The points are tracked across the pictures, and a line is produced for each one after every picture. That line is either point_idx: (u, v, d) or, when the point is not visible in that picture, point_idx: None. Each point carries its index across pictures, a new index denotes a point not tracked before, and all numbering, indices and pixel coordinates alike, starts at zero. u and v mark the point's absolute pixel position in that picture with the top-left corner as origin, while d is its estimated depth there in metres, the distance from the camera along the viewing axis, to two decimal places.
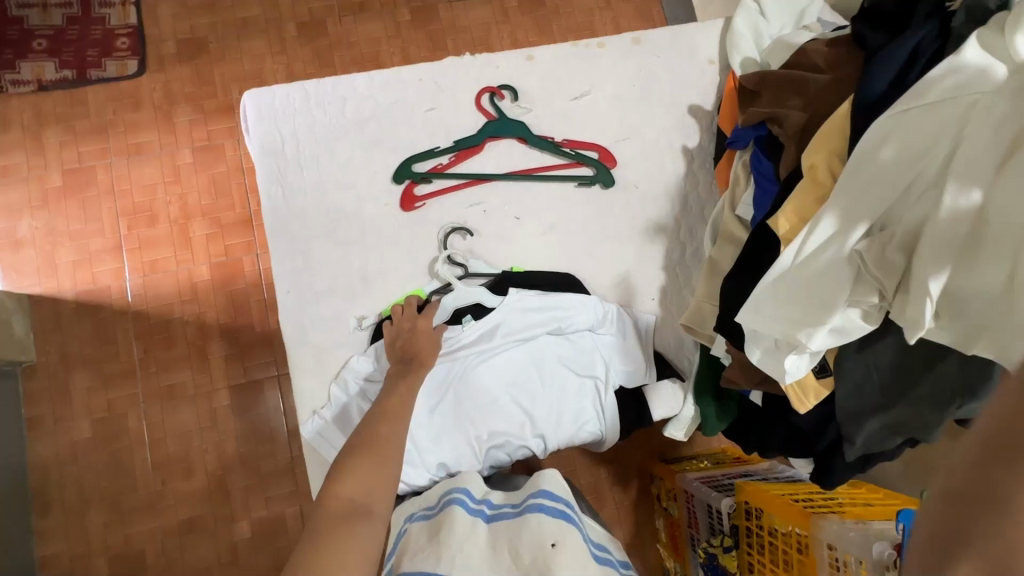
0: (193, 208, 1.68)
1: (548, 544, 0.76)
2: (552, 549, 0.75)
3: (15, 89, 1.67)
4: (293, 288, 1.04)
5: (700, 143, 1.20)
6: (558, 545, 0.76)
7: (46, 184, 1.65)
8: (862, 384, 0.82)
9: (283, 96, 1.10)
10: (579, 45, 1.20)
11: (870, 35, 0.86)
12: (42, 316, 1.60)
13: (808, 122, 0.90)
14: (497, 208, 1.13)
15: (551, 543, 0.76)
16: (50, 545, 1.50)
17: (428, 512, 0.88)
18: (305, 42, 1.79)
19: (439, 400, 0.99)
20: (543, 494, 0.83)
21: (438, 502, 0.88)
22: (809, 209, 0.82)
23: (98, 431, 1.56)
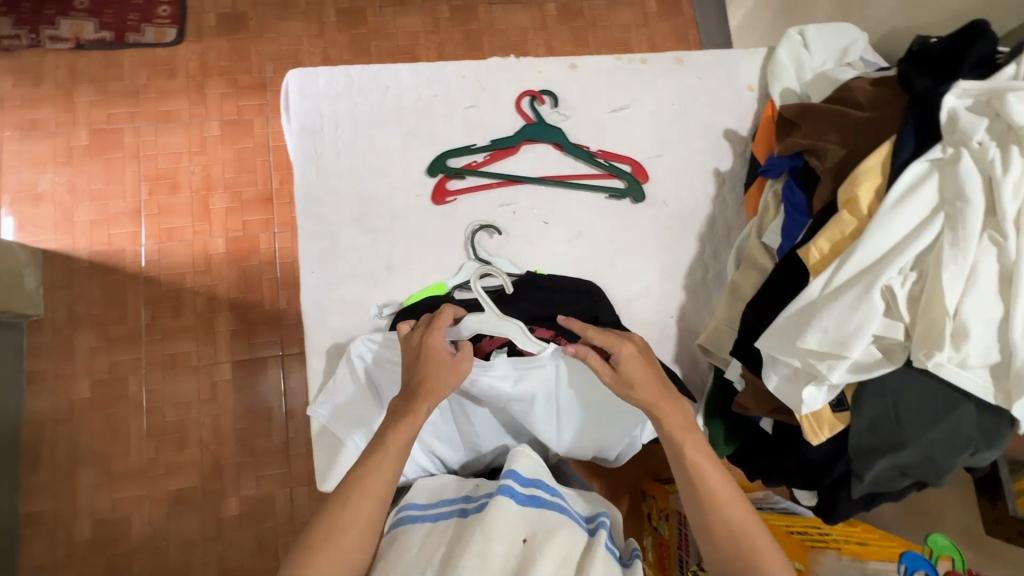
0: (215, 181, 1.68)
1: (522, 540, 0.75)
2: (526, 545, 0.74)
3: (52, 45, 1.67)
4: (319, 269, 1.05)
5: (732, 168, 1.21)
6: (530, 540, 0.75)
7: (72, 141, 1.66)
8: (878, 421, 0.81)
9: (327, 78, 1.11)
10: (622, 58, 1.21)
11: (917, 78, 0.84)
12: (54, 272, 1.60)
13: (845, 159, 0.89)
14: (527, 210, 1.13)
15: (524, 538, 0.75)
16: (36, 501, 1.49)
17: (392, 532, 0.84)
18: (343, 28, 1.80)
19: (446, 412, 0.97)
20: (510, 479, 0.81)
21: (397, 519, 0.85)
22: (843, 242, 0.80)
23: (97, 392, 1.56)
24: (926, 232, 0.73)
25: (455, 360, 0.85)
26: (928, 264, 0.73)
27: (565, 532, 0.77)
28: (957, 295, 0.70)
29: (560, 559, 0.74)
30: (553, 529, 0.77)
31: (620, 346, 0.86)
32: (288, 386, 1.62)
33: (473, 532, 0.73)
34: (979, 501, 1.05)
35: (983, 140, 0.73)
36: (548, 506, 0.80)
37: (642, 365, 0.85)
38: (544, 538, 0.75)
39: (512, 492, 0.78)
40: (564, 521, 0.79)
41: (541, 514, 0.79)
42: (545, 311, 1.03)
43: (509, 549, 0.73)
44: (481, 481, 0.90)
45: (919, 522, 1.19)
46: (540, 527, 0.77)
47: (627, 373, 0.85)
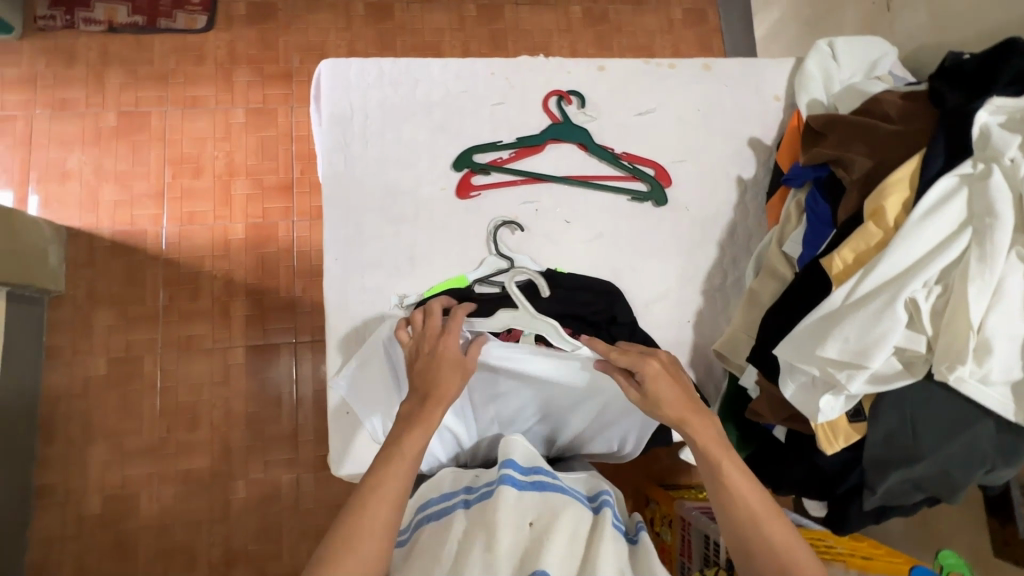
0: (238, 167, 1.71)
1: (529, 523, 0.76)
2: (532, 528, 0.76)
3: (85, 27, 1.71)
4: (342, 257, 1.06)
5: (755, 175, 1.21)
6: (536, 524, 0.76)
7: (101, 122, 1.69)
8: (895, 433, 0.81)
9: (358, 69, 1.12)
10: (650, 62, 1.22)
11: (949, 93, 0.84)
12: (77, 250, 1.63)
13: (872, 171, 0.89)
14: (549, 208, 1.14)
15: (531, 521, 0.77)
16: (50, 474, 1.52)
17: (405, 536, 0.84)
18: (370, 22, 1.82)
19: (462, 402, 0.97)
20: (510, 465, 0.82)
21: (410, 520, 0.86)
22: (867, 253, 0.81)
23: (113, 370, 1.59)
24: (953, 246, 0.73)
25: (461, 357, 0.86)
26: (954, 278, 0.73)
27: (571, 510, 0.78)
28: (981, 311, 0.70)
29: (568, 538, 0.75)
30: (559, 508, 0.78)
31: (646, 364, 0.82)
32: (299, 373, 1.64)
33: (480, 526, 0.75)
34: (988, 521, 1.04)
35: (1015, 156, 0.73)
36: (550, 489, 0.81)
37: (667, 383, 0.82)
38: (550, 521, 0.76)
39: (513, 480, 0.79)
40: (569, 501, 0.80)
41: (545, 497, 0.80)
42: (566, 309, 1.03)
43: (517, 536, 0.74)
44: (479, 471, 0.89)
45: (927, 539, 1.18)
46: (545, 510, 0.78)
47: (653, 391, 0.82)
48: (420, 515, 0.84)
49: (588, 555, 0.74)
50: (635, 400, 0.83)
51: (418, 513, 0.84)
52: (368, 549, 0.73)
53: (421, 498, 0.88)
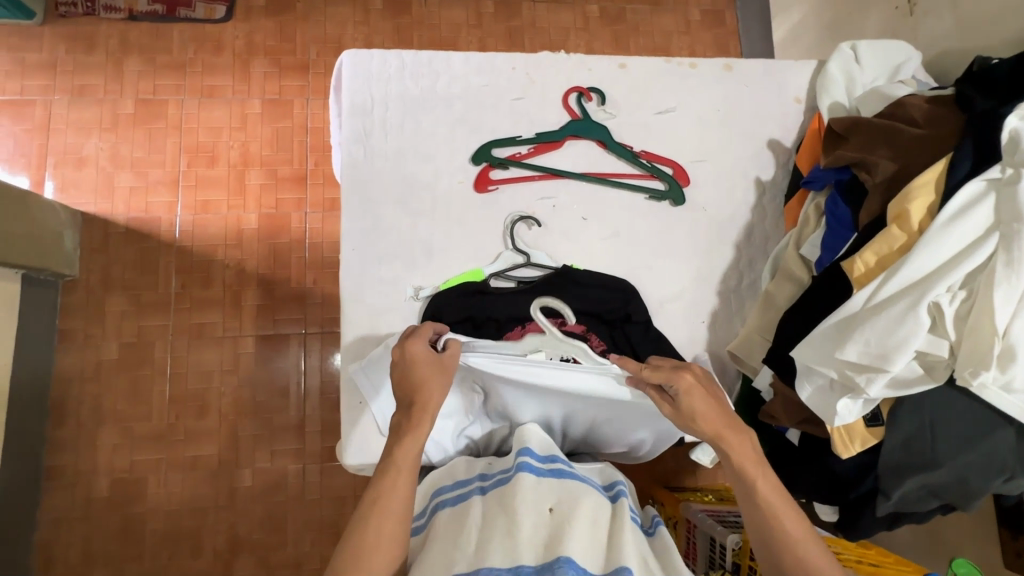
0: (253, 157, 1.72)
1: (548, 510, 0.76)
2: (553, 514, 0.75)
3: (106, 14, 1.72)
4: (359, 247, 1.06)
5: (774, 177, 1.20)
6: (556, 509, 0.76)
7: (119, 109, 1.70)
8: (912, 440, 0.81)
9: (379, 60, 1.13)
10: (671, 61, 1.21)
11: (977, 98, 0.84)
12: (91, 235, 1.64)
13: (896, 175, 0.88)
14: (567, 205, 1.14)
15: (551, 507, 0.76)
16: (59, 456, 1.53)
17: (420, 522, 0.84)
18: (388, 16, 1.82)
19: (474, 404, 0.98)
20: (528, 453, 0.82)
21: (425, 506, 0.86)
22: (890, 256, 0.80)
23: (125, 355, 1.60)
24: (979, 251, 0.72)
25: (439, 360, 0.84)
26: (979, 283, 0.72)
27: (591, 498, 0.78)
28: (1007, 317, 0.69)
29: (589, 523, 0.74)
30: (578, 494, 0.78)
31: (680, 377, 0.80)
32: (308, 364, 1.65)
33: (501, 510, 0.74)
34: (1000, 531, 1.04)
35: None
36: (568, 475, 0.81)
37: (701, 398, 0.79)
38: (570, 506, 0.76)
39: (532, 467, 0.80)
40: (587, 488, 0.80)
41: (564, 483, 0.80)
42: (579, 305, 1.05)
43: (537, 521, 0.74)
44: (493, 459, 0.90)
45: (937, 549, 1.17)
46: (564, 496, 0.78)
47: (687, 405, 0.80)
48: (435, 502, 0.83)
49: (610, 543, 0.73)
50: (669, 414, 0.82)
51: (434, 498, 0.84)
52: (382, 538, 0.73)
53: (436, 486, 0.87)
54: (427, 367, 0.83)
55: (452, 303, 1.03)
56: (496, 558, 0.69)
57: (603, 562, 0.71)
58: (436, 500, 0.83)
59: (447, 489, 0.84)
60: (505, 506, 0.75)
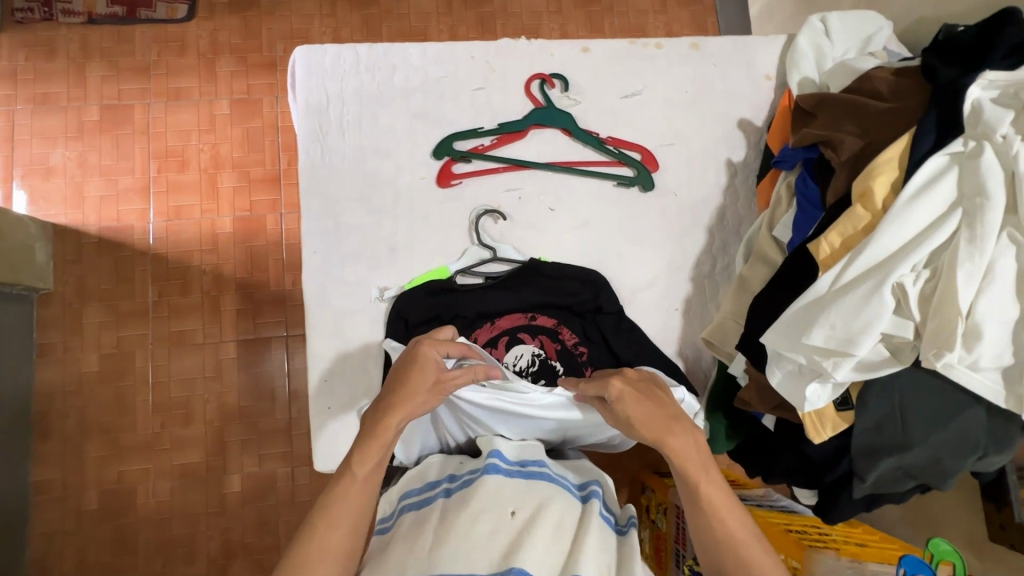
0: (224, 159, 1.68)
1: (510, 513, 0.74)
2: (513, 518, 0.74)
3: (64, 19, 1.66)
4: (321, 250, 1.04)
5: (745, 158, 1.18)
6: (518, 514, 0.74)
7: (84, 116, 1.66)
8: (883, 422, 0.79)
9: (334, 55, 1.09)
10: (636, 42, 1.18)
11: (941, 67, 0.81)
12: (64, 245, 1.61)
13: (861, 152, 0.86)
14: (533, 196, 1.12)
15: (513, 510, 0.75)
16: (44, 470, 1.52)
17: (385, 524, 0.82)
18: (355, 8, 1.77)
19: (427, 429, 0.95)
20: (497, 455, 0.81)
21: (392, 508, 0.84)
22: (855, 237, 0.78)
23: (105, 366, 1.58)
24: (941, 228, 0.70)
25: (441, 378, 0.81)
26: (942, 261, 0.70)
27: (557, 502, 0.77)
28: (970, 295, 0.67)
29: (552, 526, 0.74)
30: (543, 500, 0.77)
31: (611, 386, 0.81)
32: (292, 366, 1.63)
33: (463, 513, 0.74)
34: (984, 506, 1.02)
35: (1007, 133, 0.69)
36: (538, 477, 0.80)
37: (638, 401, 0.80)
38: (534, 509, 0.75)
39: (501, 469, 0.79)
40: (554, 491, 0.78)
41: (532, 484, 0.79)
42: (548, 297, 1.04)
43: (498, 525, 0.73)
44: (464, 458, 0.89)
45: (923, 525, 1.17)
46: (530, 499, 0.77)
47: (622, 411, 0.81)
48: (403, 503, 0.82)
49: (572, 549, 0.72)
50: (609, 421, 0.83)
51: (402, 499, 0.83)
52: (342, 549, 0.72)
53: (405, 485, 0.86)
54: (426, 380, 0.80)
55: (417, 304, 1.01)
56: (452, 565, 0.68)
57: (562, 566, 0.71)
58: (404, 501, 0.82)
59: (415, 490, 0.83)
60: (467, 510, 0.74)
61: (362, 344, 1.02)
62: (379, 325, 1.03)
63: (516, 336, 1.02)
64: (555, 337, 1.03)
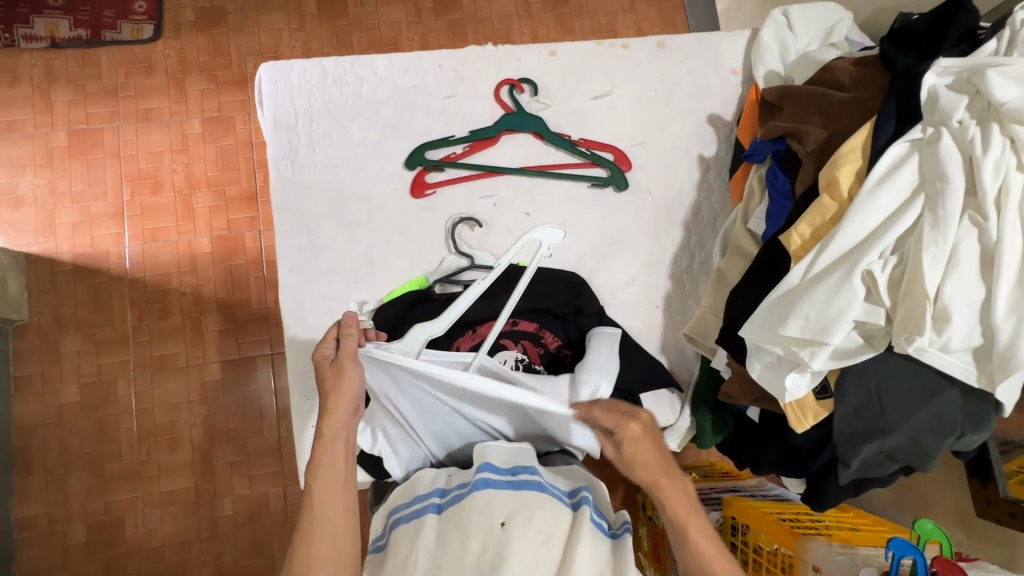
0: (198, 179, 1.66)
1: (500, 524, 0.74)
2: (503, 528, 0.73)
3: (26, 44, 1.63)
4: (297, 267, 1.03)
5: (717, 153, 1.19)
6: (508, 523, 0.74)
7: (52, 142, 1.63)
8: (862, 408, 0.80)
9: (300, 70, 1.09)
10: (603, 44, 1.19)
11: (898, 56, 0.82)
12: (38, 275, 1.58)
13: (826, 142, 0.87)
14: (508, 201, 1.12)
15: (503, 520, 0.74)
16: (28, 506, 1.49)
17: (378, 542, 0.82)
18: (324, 20, 1.76)
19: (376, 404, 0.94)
20: (488, 468, 0.81)
21: (384, 526, 0.83)
22: (824, 227, 0.79)
23: (86, 396, 1.54)
24: (906, 214, 0.71)
25: (336, 362, 0.85)
26: (909, 247, 0.71)
27: (547, 513, 0.76)
28: (937, 277, 0.68)
29: (542, 536, 0.74)
30: (535, 510, 0.76)
31: (626, 426, 0.83)
32: (279, 384, 1.61)
33: (454, 530, 0.74)
34: (970, 482, 1.03)
35: (963, 118, 0.70)
36: (529, 486, 0.79)
37: (649, 445, 0.83)
38: (524, 520, 0.74)
39: (490, 481, 0.79)
40: (546, 501, 0.78)
41: (521, 494, 0.78)
42: (529, 302, 1.04)
43: (488, 539, 0.72)
44: (453, 470, 0.88)
45: (913, 505, 1.18)
46: (521, 508, 0.76)
47: (629, 453, 0.83)
48: (393, 518, 0.82)
49: (564, 556, 0.73)
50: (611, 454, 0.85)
51: (392, 516, 0.82)
52: None
53: (396, 501, 0.85)
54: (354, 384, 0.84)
55: (396, 316, 1.00)
56: None
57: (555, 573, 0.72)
58: (394, 516, 0.82)
59: (406, 504, 0.82)
60: (457, 528, 0.74)
61: None
62: None
63: (498, 342, 1.02)
64: (537, 341, 1.03)
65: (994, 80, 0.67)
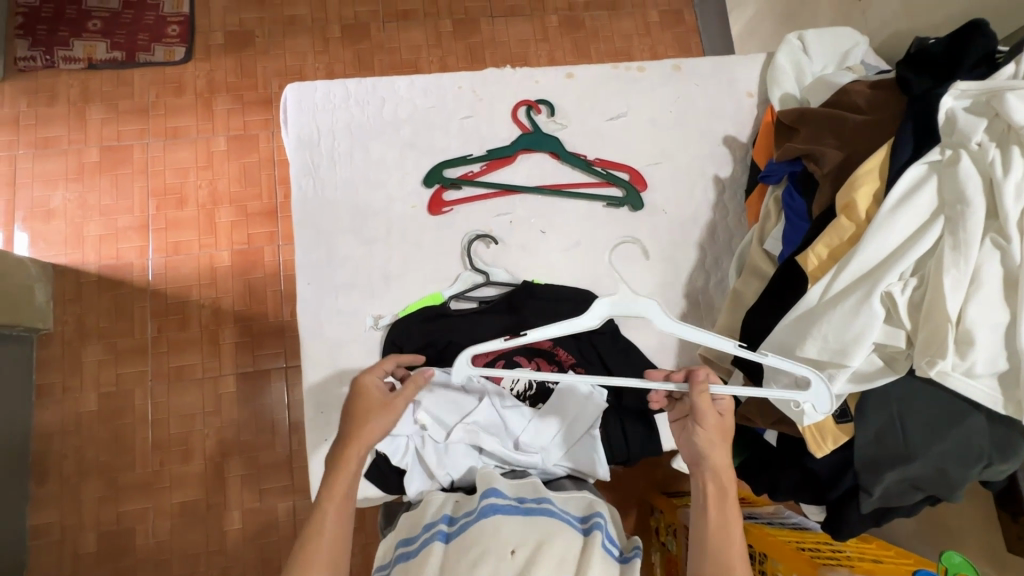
0: (221, 194, 1.70)
1: (510, 552, 0.73)
2: (513, 557, 0.72)
3: (65, 65, 1.71)
4: (315, 280, 1.05)
5: (733, 173, 1.19)
6: (518, 552, 0.72)
7: (84, 158, 1.69)
8: (883, 433, 0.78)
9: (324, 90, 1.13)
10: (620, 67, 1.21)
11: (914, 79, 0.82)
12: (64, 286, 1.62)
13: (842, 164, 0.87)
14: (523, 219, 1.13)
15: (513, 549, 0.73)
16: (43, 514, 1.50)
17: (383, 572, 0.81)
18: (347, 43, 1.82)
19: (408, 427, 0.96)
20: (494, 493, 0.80)
21: (389, 555, 0.83)
22: (841, 248, 0.78)
23: (104, 405, 1.57)
24: (925, 236, 0.70)
25: (387, 398, 0.83)
26: (929, 269, 0.70)
27: (557, 538, 0.75)
28: (959, 300, 0.67)
29: (555, 562, 0.72)
30: (544, 537, 0.75)
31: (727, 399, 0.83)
32: (292, 398, 1.62)
33: (462, 559, 0.73)
34: (999, 515, 0.99)
35: (982, 140, 0.70)
36: (537, 511, 0.78)
37: (724, 446, 0.80)
38: (533, 547, 0.73)
39: (497, 507, 0.78)
40: (555, 526, 0.76)
41: (531, 519, 0.77)
42: (542, 321, 1.03)
43: (498, 568, 0.72)
44: (461, 496, 0.87)
45: (940, 539, 1.14)
46: (530, 536, 0.75)
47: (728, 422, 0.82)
48: (397, 549, 0.81)
49: None
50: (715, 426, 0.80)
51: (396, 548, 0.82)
52: None
53: (400, 532, 0.84)
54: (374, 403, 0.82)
55: (411, 331, 1.01)
56: None
57: None
58: (397, 548, 0.81)
59: (410, 536, 0.81)
60: (465, 557, 0.73)
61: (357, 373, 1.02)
62: (375, 354, 1.03)
63: (513, 360, 1.03)
64: (551, 359, 1.03)
65: (1014, 102, 0.67)
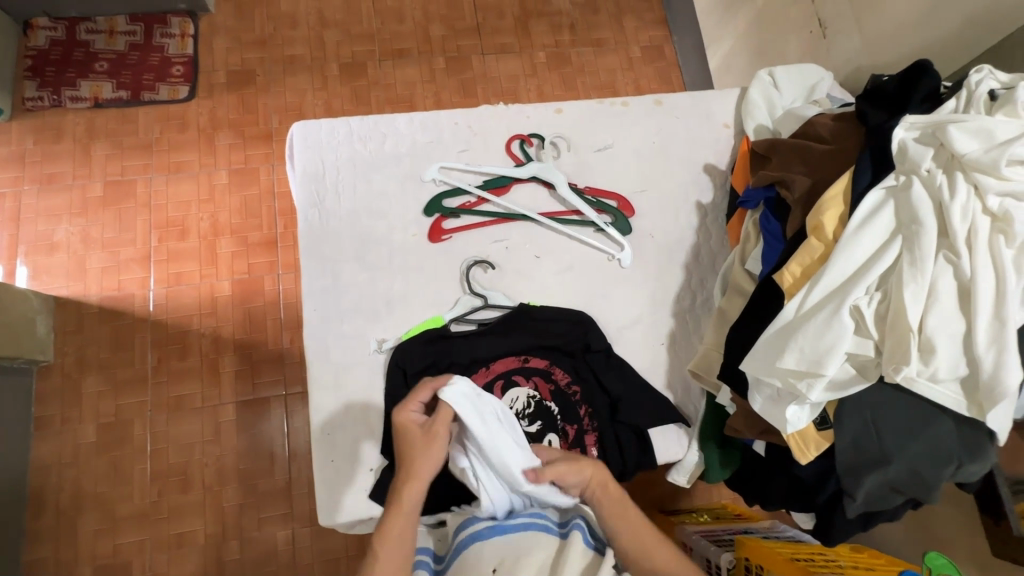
0: (222, 226, 1.76)
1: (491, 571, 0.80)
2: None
3: (72, 105, 1.78)
4: (321, 306, 1.10)
5: (713, 199, 1.27)
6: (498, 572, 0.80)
7: (88, 194, 1.74)
8: (859, 437, 0.82)
9: (328, 128, 1.20)
10: (604, 102, 1.30)
11: (871, 112, 0.90)
12: (65, 317, 1.65)
13: (811, 190, 0.94)
14: (519, 245, 1.19)
15: (494, 567, 0.80)
16: (38, 549, 1.49)
17: None
18: (345, 81, 1.91)
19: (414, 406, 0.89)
20: (471, 523, 0.86)
21: None
22: (813, 266, 0.85)
23: (103, 435, 1.58)
24: (886, 253, 0.77)
25: (426, 428, 0.86)
26: (891, 284, 0.77)
27: (536, 551, 0.82)
28: (919, 312, 0.73)
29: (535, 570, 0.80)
30: (522, 551, 0.81)
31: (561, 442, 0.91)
32: (291, 426, 1.63)
33: None
34: (982, 520, 1.03)
35: (930, 167, 0.78)
36: (512, 528, 0.84)
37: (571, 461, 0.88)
38: (513, 563, 0.80)
39: (475, 535, 0.84)
40: (533, 539, 0.83)
41: (508, 538, 0.83)
42: (538, 341, 1.09)
43: None
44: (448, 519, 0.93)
45: (929, 549, 1.17)
46: (509, 555, 0.81)
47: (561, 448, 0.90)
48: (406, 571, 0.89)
49: None
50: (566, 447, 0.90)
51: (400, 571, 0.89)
52: None
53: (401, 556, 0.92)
54: (414, 438, 0.86)
55: (414, 353, 1.06)
56: None
57: None
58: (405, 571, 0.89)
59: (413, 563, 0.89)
60: None
61: (361, 395, 1.06)
62: (378, 377, 1.07)
63: (511, 378, 1.07)
64: (548, 378, 1.08)
65: (956, 135, 0.75)
